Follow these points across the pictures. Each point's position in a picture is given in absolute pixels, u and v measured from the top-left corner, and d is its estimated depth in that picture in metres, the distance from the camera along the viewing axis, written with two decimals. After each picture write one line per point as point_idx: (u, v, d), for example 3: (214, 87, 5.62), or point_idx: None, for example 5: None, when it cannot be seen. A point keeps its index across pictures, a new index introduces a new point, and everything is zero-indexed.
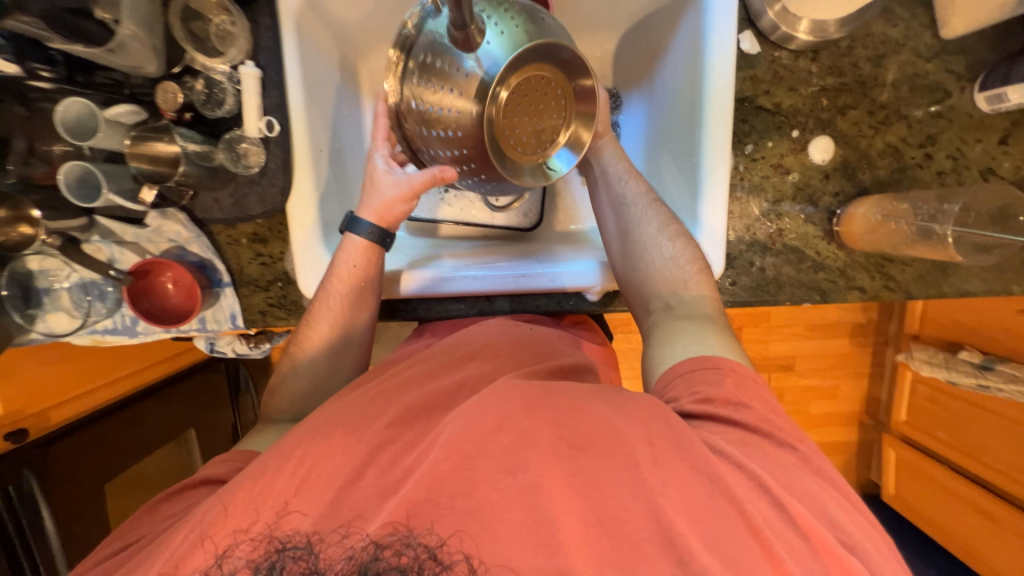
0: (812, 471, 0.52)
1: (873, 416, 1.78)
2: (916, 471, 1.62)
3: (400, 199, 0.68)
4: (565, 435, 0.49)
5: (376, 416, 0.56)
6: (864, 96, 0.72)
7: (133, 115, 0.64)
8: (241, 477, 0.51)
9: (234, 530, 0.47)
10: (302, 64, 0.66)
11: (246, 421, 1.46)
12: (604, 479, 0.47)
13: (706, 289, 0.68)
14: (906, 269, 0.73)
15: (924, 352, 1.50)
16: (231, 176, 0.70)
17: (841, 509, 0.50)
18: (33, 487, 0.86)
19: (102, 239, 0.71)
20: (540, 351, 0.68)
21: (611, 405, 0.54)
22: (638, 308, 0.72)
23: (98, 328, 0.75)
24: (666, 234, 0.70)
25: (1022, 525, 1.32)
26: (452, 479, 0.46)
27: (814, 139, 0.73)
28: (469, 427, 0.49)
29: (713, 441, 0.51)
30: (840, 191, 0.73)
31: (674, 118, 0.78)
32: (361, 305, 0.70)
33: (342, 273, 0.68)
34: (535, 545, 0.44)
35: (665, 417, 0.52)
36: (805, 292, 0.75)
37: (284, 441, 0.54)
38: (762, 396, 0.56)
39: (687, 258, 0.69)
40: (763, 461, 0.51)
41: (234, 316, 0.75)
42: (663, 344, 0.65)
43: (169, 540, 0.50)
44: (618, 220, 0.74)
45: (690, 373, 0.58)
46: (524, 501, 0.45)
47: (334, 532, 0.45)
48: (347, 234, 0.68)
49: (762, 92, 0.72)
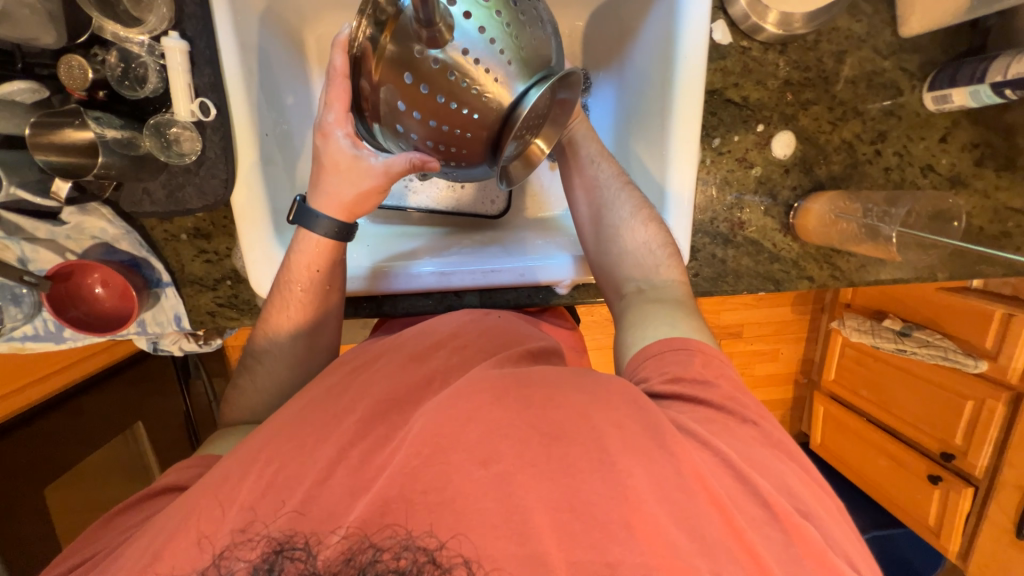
0: (784, 457, 0.51)
1: (807, 375, 1.91)
2: (840, 424, 1.80)
3: (372, 192, 0.61)
4: (539, 424, 0.45)
5: (343, 409, 0.52)
6: (825, 92, 0.74)
7: (31, 93, 0.55)
8: (205, 485, 0.47)
9: (193, 542, 0.43)
10: (237, 37, 0.58)
11: (201, 407, 1.37)
12: (577, 465, 0.43)
13: (676, 275, 0.68)
14: (851, 260, 0.78)
15: (855, 320, 1.61)
16: (161, 166, 0.62)
17: (803, 485, 0.49)
18: None
19: (8, 235, 0.62)
20: (511, 338, 0.62)
21: (583, 391, 0.48)
22: (610, 292, 0.71)
23: (16, 335, 0.67)
24: (637, 219, 0.70)
25: (921, 466, 1.57)
26: (427, 474, 0.42)
27: (778, 133, 0.74)
28: (441, 418, 0.45)
29: (680, 420, 0.50)
30: (798, 185, 0.76)
31: (643, 103, 0.77)
32: (327, 314, 0.65)
33: (300, 278, 0.63)
34: (507, 533, 0.40)
35: (635, 398, 0.48)
36: (761, 281, 0.78)
37: (247, 446, 0.49)
38: (728, 374, 0.55)
39: (658, 243, 0.69)
40: (728, 438, 0.49)
41: (178, 319, 0.69)
42: (635, 326, 0.63)
43: (136, 548, 0.46)
44: (590, 203, 0.73)
45: (661, 355, 0.57)
46: (495, 491, 0.41)
47: (334, 534, 0.41)
48: (301, 230, 0.62)
49: (731, 85, 0.72)
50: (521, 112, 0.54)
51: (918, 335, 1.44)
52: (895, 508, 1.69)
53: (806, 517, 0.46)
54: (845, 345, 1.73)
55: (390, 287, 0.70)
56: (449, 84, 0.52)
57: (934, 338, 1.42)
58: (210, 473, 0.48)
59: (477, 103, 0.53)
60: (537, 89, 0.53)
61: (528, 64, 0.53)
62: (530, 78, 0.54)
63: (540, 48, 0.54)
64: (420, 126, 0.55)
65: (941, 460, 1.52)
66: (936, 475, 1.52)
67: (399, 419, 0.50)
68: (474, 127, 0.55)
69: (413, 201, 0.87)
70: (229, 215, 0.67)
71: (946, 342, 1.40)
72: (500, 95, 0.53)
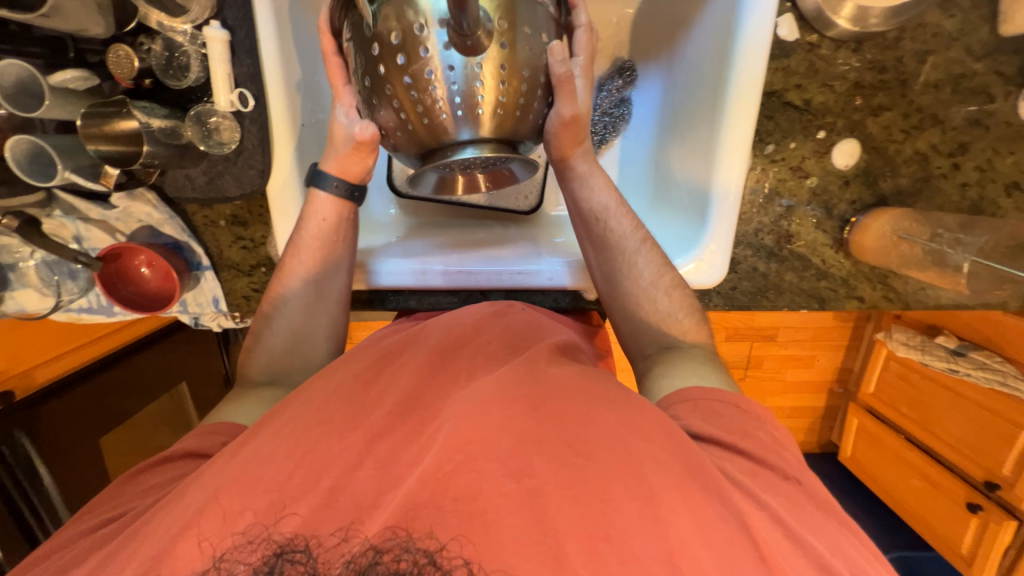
0: (830, 515, 0.47)
1: (843, 385, 1.82)
2: (876, 439, 1.72)
3: (355, 158, 0.59)
4: (571, 439, 0.45)
5: (368, 399, 0.50)
6: (902, 97, 0.67)
7: (82, 81, 0.58)
8: (223, 472, 0.44)
9: (203, 534, 0.40)
10: (276, 27, 0.57)
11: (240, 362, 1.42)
12: (609, 489, 0.42)
13: (701, 339, 0.66)
14: (908, 281, 0.72)
15: (903, 333, 1.52)
16: (202, 154, 0.63)
17: (850, 545, 0.45)
18: (27, 447, 0.88)
19: (65, 214, 0.65)
20: (530, 332, 0.63)
21: (613, 408, 0.48)
22: (633, 350, 0.69)
23: (74, 307, 0.73)
24: (660, 285, 0.66)
25: (961, 493, 1.47)
26: (457, 481, 0.41)
27: (841, 141, 0.68)
28: (476, 426, 0.45)
29: (726, 468, 0.47)
30: (857, 198, 0.70)
31: (691, 103, 0.72)
32: (337, 281, 0.66)
33: (312, 227, 0.63)
34: (540, 556, 0.38)
35: (670, 431, 0.47)
36: (804, 299, 0.73)
37: (265, 432, 0.47)
38: (768, 428, 0.53)
39: (684, 310, 0.66)
40: (774, 494, 0.46)
41: (217, 301, 0.72)
42: (660, 377, 0.62)
43: (146, 534, 0.43)
44: (603, 265, 0.68)
45: (696, 401, 0.55)
46: (529, 508, 0.40)
47: (333, 535, 0.40)
48: (313, 190, 0.62)
49: (793, 86, 0.66)
50: (454, 156, 0.48)
51: (974, 356, 1.33)
52: (924, 531, 1.61)
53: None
54: (888, 359, 1.63)
55: (371, 283, 0.70)
56: (424, 96, 0.46)
57: (993, 361, 1.30)
58: (231, 460, 0.46)
59: (438, 122, 0.47)
60: (483, 151, 0.48)
61: (499, 124, 0.48)
62: (488, 135, 0.48)
63: (520, 123, 0.50)
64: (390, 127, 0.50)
65: (984, 489, 1.42)
66: (976, 504, 1.43)
67: (425, 414, 0.49)
68: (427, 130, 0.48)
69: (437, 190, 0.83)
70: (264, 204, 0.68)
71: (1005, 367, 1.27)
72: (452, 124, 0.47)
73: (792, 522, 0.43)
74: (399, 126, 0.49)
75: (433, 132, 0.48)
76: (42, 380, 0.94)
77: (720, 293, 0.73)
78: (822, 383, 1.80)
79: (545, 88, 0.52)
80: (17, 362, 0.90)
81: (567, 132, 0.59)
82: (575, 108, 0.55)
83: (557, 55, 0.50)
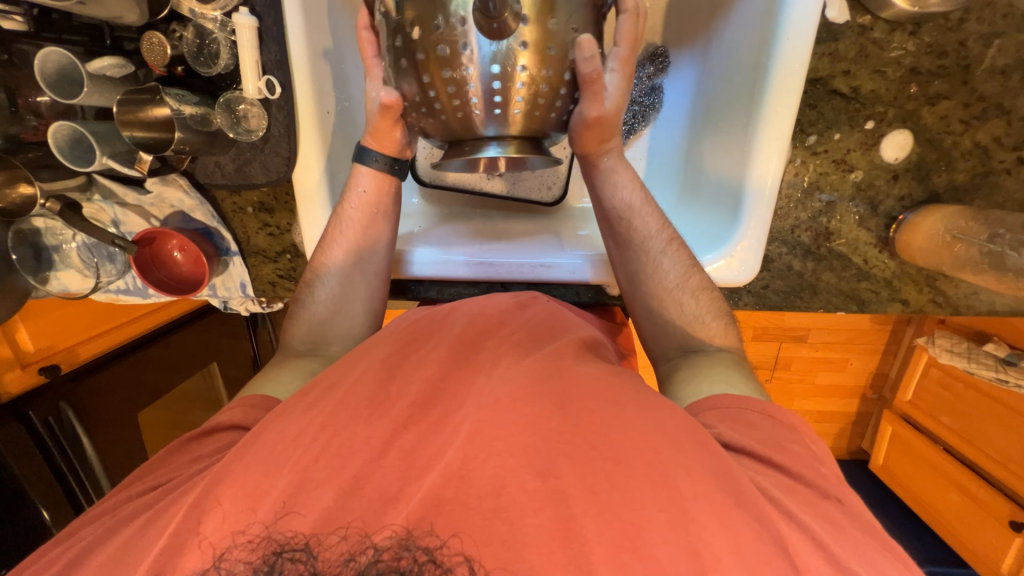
0: (880, 547, 0.42)
1: (877, 391, 1.74)
2: (911, 449, 1.64)
3: (383, 130, 0.59)
4: (598, 442, 0.44)
5: (393, 385, 0.51)
6: (963, 84, 0.61)
7: (119, 68, 0.59)
8: (235, 457, 0.44)
9: (218, 523, 0.40)
10: (304, 13, 0.57)
11: (269, 347, 1.42)
12: (636, 493, 0.41)
13: (729, 344, 0.63)
14: (959, 285, 0.68)
15: (946, 339, 1.43)
16: (231, 141, 0.64)
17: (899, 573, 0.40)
18: (71, 419, 0.94)
19: (104, 199, 0.68)
20: (556, 323, 0.62)
21: (641, 411, 0.47)
22: (656, 352, 0.67)
23: (113, 288, 0.76)
24: (687, 287, 0.64)
25: (1001, 510, 1.38)
26: (481, 478, 0.41)
27: (892, 133, 0.63)
28: (503, 423, 0.45)
29: (760, 483, 0.45)
30: (907, 194, 0.65)
31: (727, 92, 0.68)
32: (365, 269, 0.66)
33: (356, 200, 0.64)
34: (563, 560, 0.38)
35: (704, 440, 0.46)
36: (842, 300, 0.70)
37: (285, 418, 0.47)
38: (803, 440, 0.50)
39: (711, 313, 0.63)
40: (814, 514, 0.43)
41: (244, 286, 0.74)
42: (685, 381, 0.60)
43: (165, 519, 0.42)
44: (626, 264, 0.66)
45: (727, 410, 0.52)
46: (554, 510, 0.40)
47: (332, 534, 0.39)
48: (356, 165, 0.63)
49: (841, 73, 0.62)
50: (481, 153, 0.49)
51: None
52: (962, 550, 1.52)
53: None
54: (928, 365, 1.55)
55: (402, 274, 0.70)
56: (443, 95, 0.46)
57: None
58: (255, 442, 0.45)
59: (456, 121, 0.47)
60: (507, 150, 0.49)
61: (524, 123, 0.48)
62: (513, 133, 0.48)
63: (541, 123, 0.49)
64: (418, 116, 0.51)
65: None
66: (1019, 522, 1.33)
67: (448, 406, 0.49)
68: (449, 122, 0.48)
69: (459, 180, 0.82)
70: (290, 191, 0.69)
71: None
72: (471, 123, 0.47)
73: (835, 546, 0.40)
74: (425, 118, 0.50)
75: (463, 124, 0.47)
76: (85, 356, 1.00)
77: (751, 292, 0.70)
78: (856, 388, 1.72)
79: (571, 84, 0.50)
80: (59, 338, 0.96)
81: (591, 132, 0.58)
82: (600, 110, 0.54)
83: (584, 52, 0.46)
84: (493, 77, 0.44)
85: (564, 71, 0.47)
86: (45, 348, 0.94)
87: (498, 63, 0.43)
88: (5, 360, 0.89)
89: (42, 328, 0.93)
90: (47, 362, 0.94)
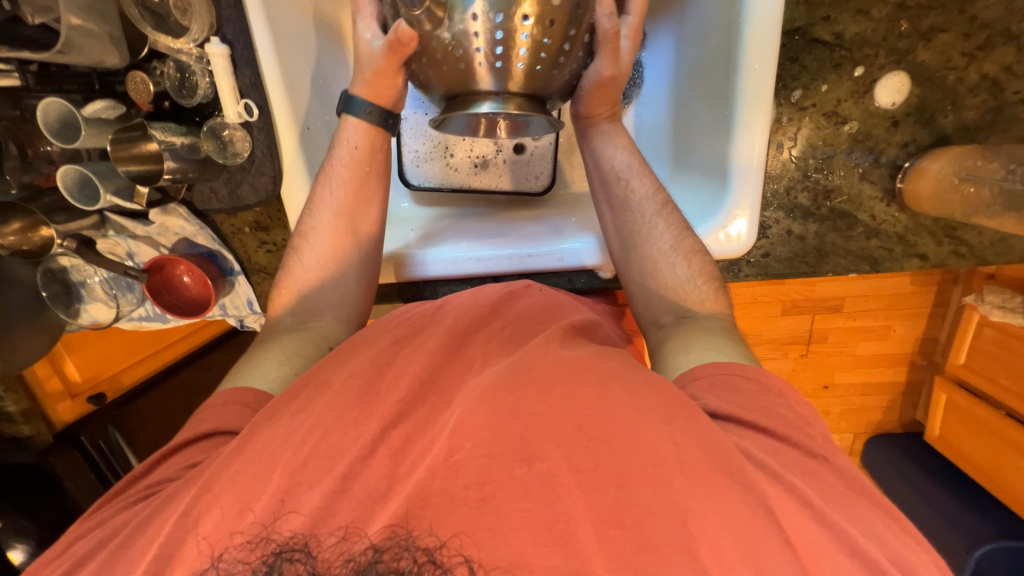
0: (867, 500, 0.45)
1: (927, 356, 1.58)
2: (967, 416, 1.50)
3: (384, 76, 0.60)
4: (583, 423, 0.43)
5: (383, 383, 0.51)
6: (960, 13, 0.57)
7: (112, 109, 0.63)
8: (228, 460, 0.46)
9: (219, 527, 0.42)
10: (274, 44, 0.61)
11: None
12: (624, 472, 0.41)
13: (718, 309, 0.62)
14: (983, 233, 0.63)
15: (996, 295, 1.32)
16: (221, 167, 0.67)
17: (883, 525, 0.42)
18: (118, 440, 1.04)
19: (118, 234, 0.73)
20: (547, 312, 0.61)
21: (629, 389, 0.46)
22: (646, 321, 0.65)
23: (135, 315, 0.81)
24: (679, 251, 0.63)
25: None
26: (466, 469, 0.41)
27: (885, 77, 0.59)
28: (485, 413, 0.44)
29: (745, 447, 0.45)
30: (911, 140, 0.61)
31: (704, 55, 0.66)
32: (358, 242, 0.68)
33: (343, 154, 0.66)
34: (551, 542, 0.38)
35: (692, 415, 0.45)
36: (852, 262, 0.66)
37: (276, 424, 0.48)
38: (790, 404, 0.50)
39: (703, 276, 0.62)
40: (800, 475, 0.44)
41: (251, 303, 0.77)
42: (673, 352, 0.58)
43: (163, 519, 0.44)
44: (620, 228, 0.66)
45: (713, 379, 0.52)
46: (538, 494, 0.40)
47: (332, 534, 0.40)
48: (344, 116, 0.65)
49: (821, 19, 0.58)
50: (479, 107, 0.52)
51: None
52: None
53: (905, 568, 0.39)
54: (982, 325, 1.40)
55: (400, 275, 0.71)
56: (467, 43, 0.48)
57: None
58: (248, 446, 0.47)
59: (476, 70, 0.50)
60: (507, 107, 0.51)
61: (532, 79, 0.51)
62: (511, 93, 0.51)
63: (552, 80, 0.53)
64: (422, 66, 0.54)
65: None
66: None
67: (438, 404, 0.49)
68: (450, 77, 0.51)
69: (450, 177, 0.82)
70: (281, 209, 0.72)
71: None
72: (492, 76, 0.50)
73: (822, 505, 0.41)
74: (438, 66, 0.52)
75: (465, 79, 0.51)
76: (128, 383, 1.08)
77: (752, 264, 0.67)
78: (901, 354, 1.56)
79: (588, 45, 0.55)
80: (103, 369, 1.02)
81: (601, 94, 0.61)
82: (615, 69, 0.58)
83: (604, 9, 0.52)
84: (524, 29, 0.47)
85: (584, 33, 0.52)
86: (92, 378, 1.00)
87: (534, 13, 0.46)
88: (57, 390, 0.96)
89: (87, 360, 0.99)
90: (93, 391, 1.02)
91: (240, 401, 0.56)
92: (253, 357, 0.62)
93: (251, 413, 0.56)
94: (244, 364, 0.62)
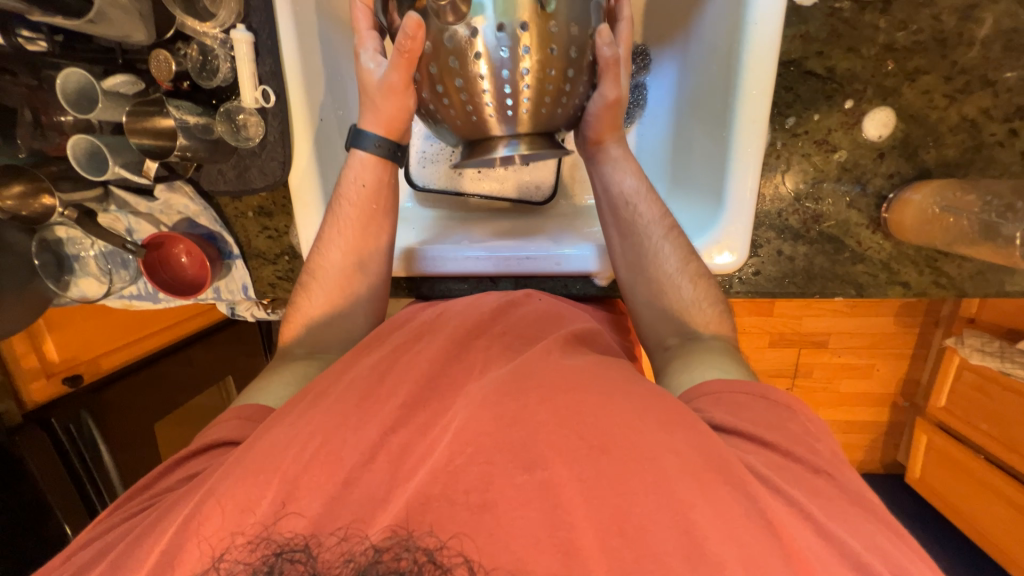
0: (871, 516, 0.45)
1: (909, 398, 1.60)
2: (948, 459, 1.49)
3: (395, 95, 0.59)
4: (585, 432, 0.44)
5: (382, 388, 0.51)
6: (942, 58, 0.61)
7: (131, 85, 0.65)
8: (221, 474, 0.45)
9: (211, 541, 0.41)
10: (298, 39, 0.63)
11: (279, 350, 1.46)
12: (626, 484, 0.41)
13: (723, 331, 0.65)
14: (962, 265, 0.66)
15: (976, 338, 1.32)
16: (232, 149, 0.68)
17: (888, 541, 0.42)
18: (90, 428, 0.98)
19: (119, 209, 0.74)
20: (547, 321, 0.62)
21: (630, 399, 0.47)
22: (651, 343, 0.68)
23: (126, 293, 0.81)
24: (685, 274, 0.65)
25: None
26: (469, 474, 0.41)
27: (872, 111, 0.63)
28: (488, 419, 0.45)
29: (749, 462, 0.46)
30: (895, 172, 0.65)
31: (704, 81, 0.69)
32: (365, 275, 0.69)
33: (350, 194, 0.66)
34: (552, 550, 0.38)
35: (692, 424, 0.46)
36: (838, 284, 0.68)
37: (267, 438, 0.47)
38: (779, 408, 0.52)
39: (708, 300, 0.65)
40: (804, 492, 0.45)
41: (246, 288, 0.77)
42: (677, 371, 0.61)
43: (162, 528, 0.44)
44: (627, 253, 0.68)
45: (719, 395, 0.54)
46: (541, 501, 0.40)
47: (332, 535, 0.40)
48: (353, 149, 0.66)
49: (814, 54, 0.62)
50: (495, 152, 0.55)
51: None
52: None
53: None
54: (962, 367, 1.42)
55: (409, 269, 0.74)
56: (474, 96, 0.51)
57: None
58: (247, 452, 0.46)
59: (487, 121, 0.53)
60: (522, 149, 0.54)
61: (536, 120, 0.53)
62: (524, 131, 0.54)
63: (555, 117, 0.55)
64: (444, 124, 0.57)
65: None
66: None
67: (438, 406, 0.50)
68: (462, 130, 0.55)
69: (453, 180, 0.84)
70: (287, 196, 0.73)
71: None
72: (503, 123, 0.53)
73: (824, 518, 0.42)
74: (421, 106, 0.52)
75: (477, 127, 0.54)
76: (106, 367, 1.05)
77: (742, 280, 0.69)
78: (885, 395, 1.58)
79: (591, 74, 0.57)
80: (82, 351, 1.00)
81: (608, 114, 0.63)
82: (619, 91, 0.60)
83: (604, 39, 0.54)
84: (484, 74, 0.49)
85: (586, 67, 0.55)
86: (70, 358, 0.98)
87: (528, 25, 0.48)
88: (32, 368, 0.93)
89: (67, 340, 0.98)
90: (69, 373, 0.99)
91: (244, 414, 0.57)
92: (264, 379, 0.64)
93: (253, 426, 0.56)
94: (253, 386, 0.63)
